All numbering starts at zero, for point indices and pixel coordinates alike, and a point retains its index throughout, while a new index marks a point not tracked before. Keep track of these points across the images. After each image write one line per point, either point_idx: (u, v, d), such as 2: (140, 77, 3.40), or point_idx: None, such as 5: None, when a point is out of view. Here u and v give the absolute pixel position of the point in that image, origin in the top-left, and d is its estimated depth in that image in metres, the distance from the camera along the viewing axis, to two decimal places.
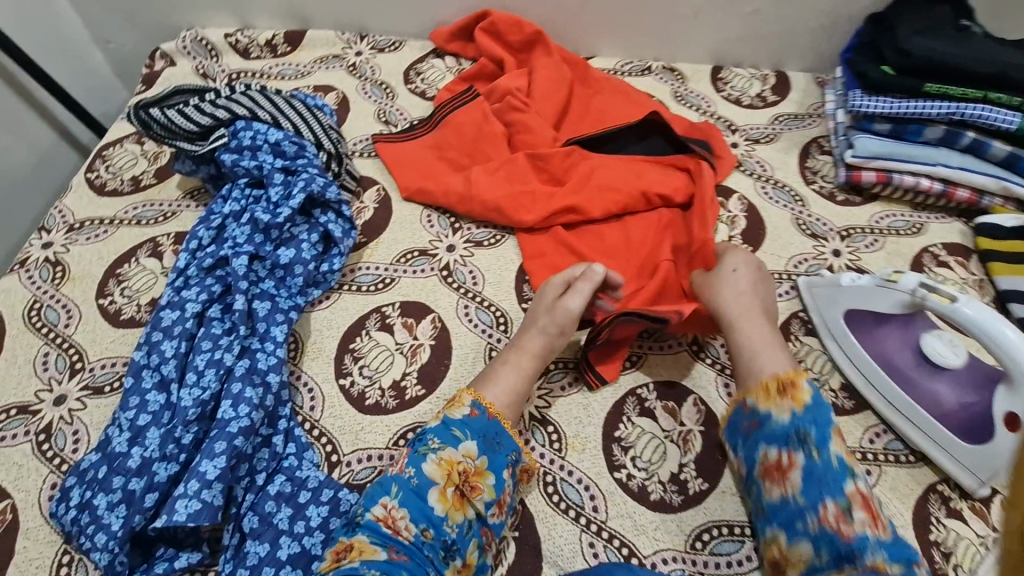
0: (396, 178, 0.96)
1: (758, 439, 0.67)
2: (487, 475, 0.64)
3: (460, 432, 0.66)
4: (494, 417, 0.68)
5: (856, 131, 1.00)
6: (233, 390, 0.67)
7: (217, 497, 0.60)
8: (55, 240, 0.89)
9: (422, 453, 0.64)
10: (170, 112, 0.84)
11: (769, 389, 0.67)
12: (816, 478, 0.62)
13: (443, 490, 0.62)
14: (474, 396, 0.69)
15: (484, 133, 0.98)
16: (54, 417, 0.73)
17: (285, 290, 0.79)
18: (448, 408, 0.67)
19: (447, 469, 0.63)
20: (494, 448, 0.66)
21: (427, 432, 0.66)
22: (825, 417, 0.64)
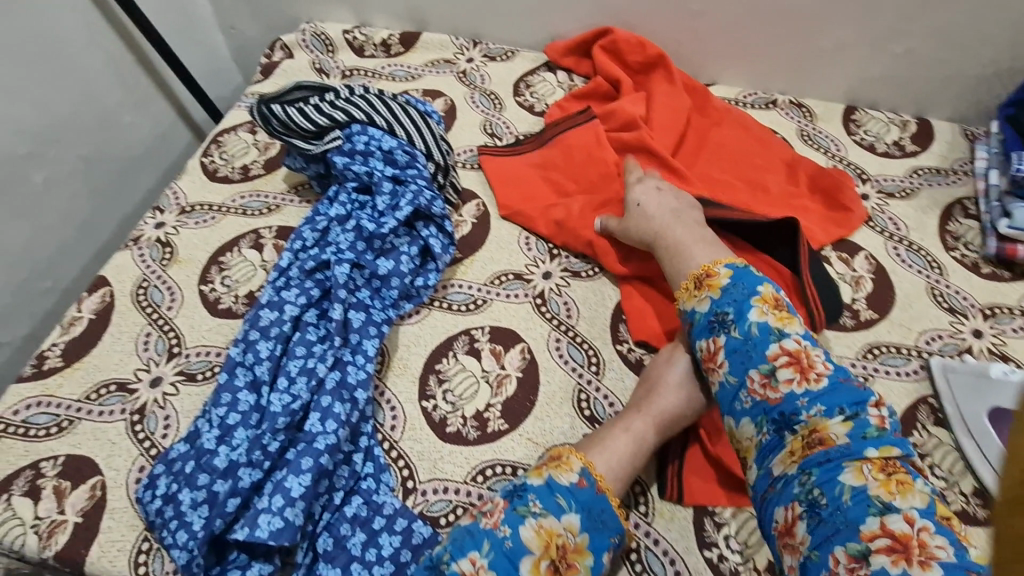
0: (498, 195, 0.92)
1: (693, 336, 0.69)
2: (586, 555, 0.57)
3: (564, 500, 0.59)
4: (602, 492, 0.61)
5: (1014, 198, 0.91)
6: (322, 403, 0.66)
7: (298, 517, 0.59)
8: (166, 221, 0.91)
9: (520, 514, 0.57)
10: (290, 109, 0.84)
11: (691, 285, 0.72)
12: (740, 353, 0.64)
13: (539, 562, 0.55)
14: (583, 463, 0.62)
15: (596, 160, 0.93)
16: (148, 399, 0.74)
17: (379, 302, 0.78)
18: (554, 469, 0.61)
19: (546, 540, 0.56)
20: (599, 527, 0.59)
21: (529, 490, 0.59)
22: (743, 293, 0.67)
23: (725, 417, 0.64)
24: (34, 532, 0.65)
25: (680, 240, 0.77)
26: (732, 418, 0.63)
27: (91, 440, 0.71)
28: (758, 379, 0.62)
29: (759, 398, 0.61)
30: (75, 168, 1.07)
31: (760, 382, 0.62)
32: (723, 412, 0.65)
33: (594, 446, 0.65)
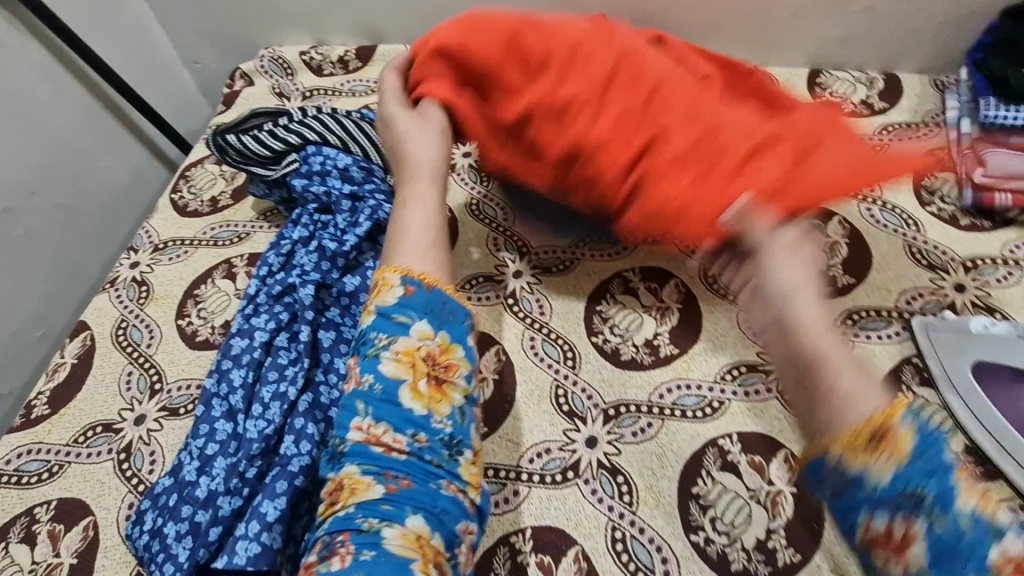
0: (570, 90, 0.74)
1: (858, 500, 0.45)
2: (454, 349, 0.56)
3: (404, 315, 0.56)
4: (433, 289, 0.57)
5: (986, 143, 0.89)
6: (296, 426, 0.67)
7: (276, 540, 0.59)
8: (141, 260, 0.93)
9: (373, 357, 0.55)
10: (245, 138, 0.85)
11: (856, 437, 0.46)
12: (947, 557, 0.42)
13: (415, 386, 0.54)
14: (400, 273, 0.58)
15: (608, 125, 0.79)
16: (133, 437, 0.76)
17: (350, 319, 0.77)
18: (377, 298, 0.57)
19: (409, 362, 0.55)
20: (448, 319, 0.57)
21: (367, 332, 0.56)
22: (936, 466, 0.44)
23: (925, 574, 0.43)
24: None
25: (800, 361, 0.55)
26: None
27: (81, 482, 0.72)
28: None
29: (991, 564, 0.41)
30: (54, 217, 1.09)
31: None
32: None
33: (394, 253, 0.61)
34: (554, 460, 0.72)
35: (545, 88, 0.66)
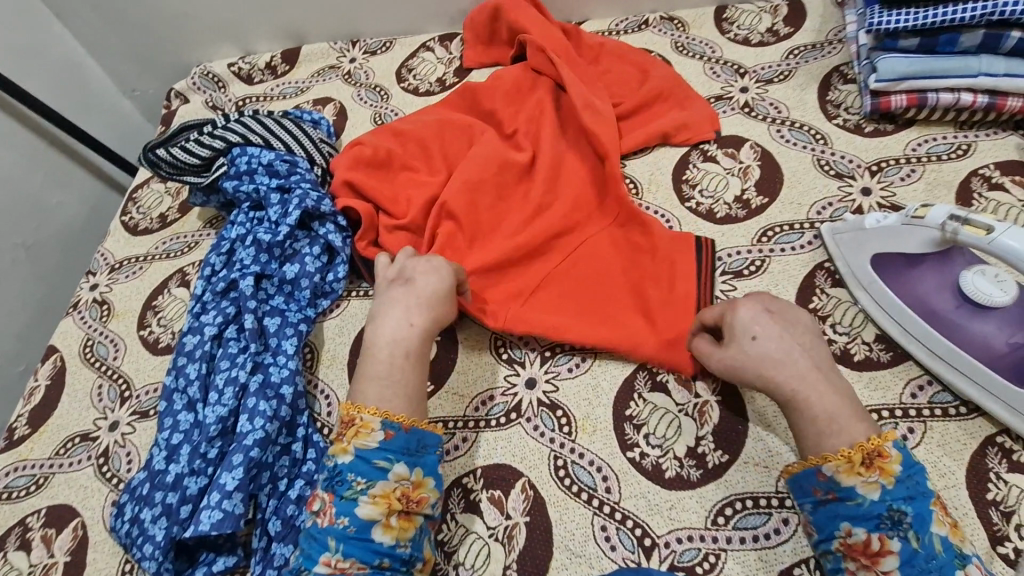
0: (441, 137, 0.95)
1: (841, 514, 0.56)
2: (426, 484, 0.63)
3: (381, 460, 0.62)
4: (410, 429, 0.64)
5: (879, 52, 0.89)
6: (249, 405, 0.72)
7: (237, 506, 0.65)
8: (100, 281, 0.98)
9: (349, 498, 0.60)
10: (174, 150, 0.90)
11: (854, 458, 0.56)
12: (917, 566, 0.53)
13: (386, 522, 0.60)
14: (380, 416, 0.64)
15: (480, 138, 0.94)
16: (109, 442, 0.81)
17: (295, 304, 0.83)
18: (357, 440, 0.62)
19: (385, 503, 0.60)
20: (422, 456, 0.64)
21: (345, 472, 0.61)
22: (919, 492, 0.55)
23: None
24: None
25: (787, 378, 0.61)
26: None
27: (66, 489, 0.78)
28: None
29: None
30: (17, 256, 1.14)
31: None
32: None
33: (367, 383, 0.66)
34: (498, 405, 0.76)
35: (426, 190, 0.90)
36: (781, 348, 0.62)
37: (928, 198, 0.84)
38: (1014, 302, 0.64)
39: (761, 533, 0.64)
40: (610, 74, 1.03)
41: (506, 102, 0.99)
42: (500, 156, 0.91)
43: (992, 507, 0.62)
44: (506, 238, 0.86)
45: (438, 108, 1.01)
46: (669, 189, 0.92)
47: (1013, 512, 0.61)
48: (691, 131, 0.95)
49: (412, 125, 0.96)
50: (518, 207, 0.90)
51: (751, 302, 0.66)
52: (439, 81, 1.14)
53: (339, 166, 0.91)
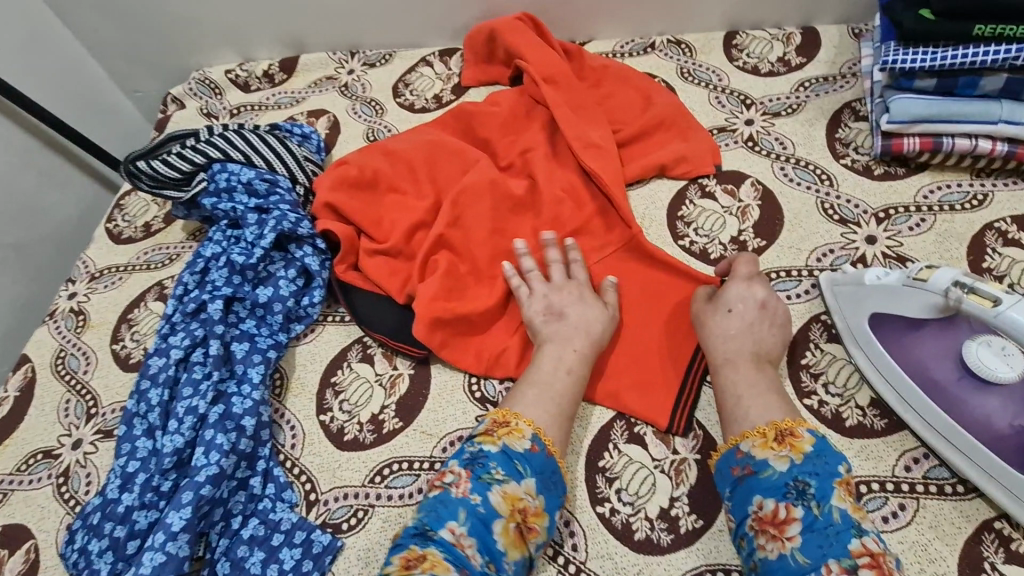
0: (430, 158, 0.92)
1: (753, 487, 0.60)
2: (544, 517, 0.61)
3: (522, 465, 0.62)
4: (552, 456, 0.64)
5: (893, 91, 0.84)
6: (206, 437, 0.69)
7: (182, 548, 0.62)
8: (78, 290, 0.96)
9: (485, 482, 0.61)
10: (155, 163, 0.88)
11: (766, 433, 0.62)
12: (818, 533, 0.55)
13: (506, 525, 0.59)
14: (534, 429, 0.65)
15: (470, 163, 0.91)
16: (71, 461, 0.79)
17: (266, 328, 0.81)
18: (508, 437, 0.64)
19: (511, 504, 0.60)
20: (550, 489, 0.63)
21: (489, 458, 0.62)
22: (827, 469, 0.58)
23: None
24: None
25: (730, 357, 0.69)
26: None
27: (23, 508, 0.76)
28: (835, 570, 0.53)
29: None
30: (5, 256, 1.13)
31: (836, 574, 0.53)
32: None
33: (529, 386, 0.70)
34: None
35: (410, 214, 0.87)
36: (745, 327, 0.70)
37: (936, 251, 0.79)
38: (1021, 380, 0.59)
39: None
40: (613, 103, 0.99)
41: (502, 132, 0.96)
42: (489, 183, 0.88)
43: None
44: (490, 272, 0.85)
45: (428, 129, 0.99)
46: (663, 225, 0.88)
47: None
48: (690, 162, 0.91)
49: (402, 145, 0.93)
50: (501, 241, 0.87)
51: (756, 286, 0.73)
52: (436, 97, 1.11)
53: (321, 186, 0.88)
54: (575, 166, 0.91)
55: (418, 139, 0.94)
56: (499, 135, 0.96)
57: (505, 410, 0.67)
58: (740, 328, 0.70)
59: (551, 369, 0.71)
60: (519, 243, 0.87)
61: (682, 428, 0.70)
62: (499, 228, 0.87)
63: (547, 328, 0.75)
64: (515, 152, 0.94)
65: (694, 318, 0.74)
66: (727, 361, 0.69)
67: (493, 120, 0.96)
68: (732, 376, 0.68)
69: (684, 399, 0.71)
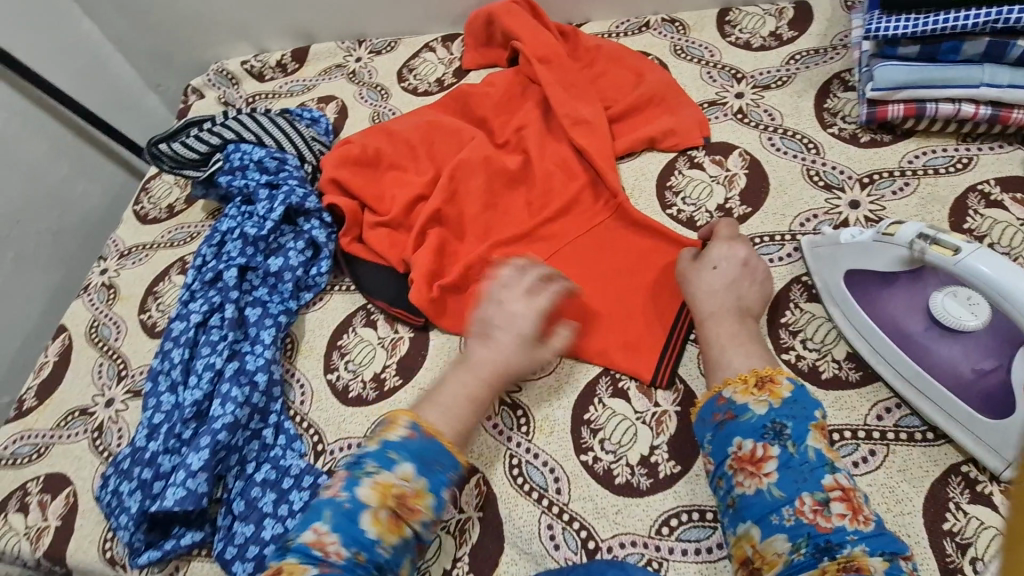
0: (428, 140, 0.97)
1: (733, 430, 0.63)
2: (427, 497, 0.58)
3: (396, 452, 0.59)
4: (432, 438, 0.61)
5: (879, 59, 0.86)
6: (223, 391, 0.76)
7: (201, 485, 0.69)
8: (109, 266, 1.04)
9: (356, 477, 0.58)
10: (175, 145, 0.95)
11: (747, 380, 0.65)
12: (793, 469, 0.59)
13: (377, 514, 0.57)
14: (411, 416, 0.62)
15: (465, 141, 0.96)
16: (104, 417, 0.87)
17: (278, 296, 0.87)
18: (382, 429, 0.61)
19: (382, 494, 0.57)
20: (435, 469, 0.60)
21: (364, 454, 0.60)
22: (804, 412, 0.61)
23: (749, 523, 0.59)
24: (27, 538, 0.79)
25: (714, 310, 0.72)
26: (761, 529, 0.58)
27: (63, 458, 0.84)
28: (809, 502, 0.57)
29: (806, 520, 0.56)
30: (43, 239, 1.21)
31: (809, 506, 0.57)
32: (749, 518, 0.59)
33: (427, 404, 0.66)
34: None
35: (409, 189, 0.93)
36: (729, 283, 0.73)
37: (919, 213, 0.80)
38: (988, 326, 0.61)
39: (704, 547, 0.64)
40: (605, 81, 1.02)
41: (497, 112, 1.01)
42: (482, 160, 0.93)
43: (947, 537, 0.60)
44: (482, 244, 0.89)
45: (426, 111, 1.04)
46: (652, 194, 0.91)
47: (969, 544, 0.59)
48: (679, 136, 0.94)
49: (403, 127, 0.99)
50: (495, 215, 0.91)
51: (739, 247, 0.76)
52: (438, 81, 1.16)
53: (327, 165, 0.94)
54: (565, 142, 0.95)
55: (417, 121, 0.99)
56: (494, 117, 1.01)
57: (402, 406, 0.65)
58: (723, 284, 0.73)
59: (458, 393, 0.68)
60: (509, 216, 0.91)
61: (665, 382, 0.74)
62: (493, 204, 0.92)
63: (474, 352, 0.72)
64: (509, 132, 0.98)
65: (680, 276, 0.77)
66: (711, 314, 0.72)
67: (489, 102, 1.01)
68: (715, 327, 0.71)
69: (668, 355, 0.75)
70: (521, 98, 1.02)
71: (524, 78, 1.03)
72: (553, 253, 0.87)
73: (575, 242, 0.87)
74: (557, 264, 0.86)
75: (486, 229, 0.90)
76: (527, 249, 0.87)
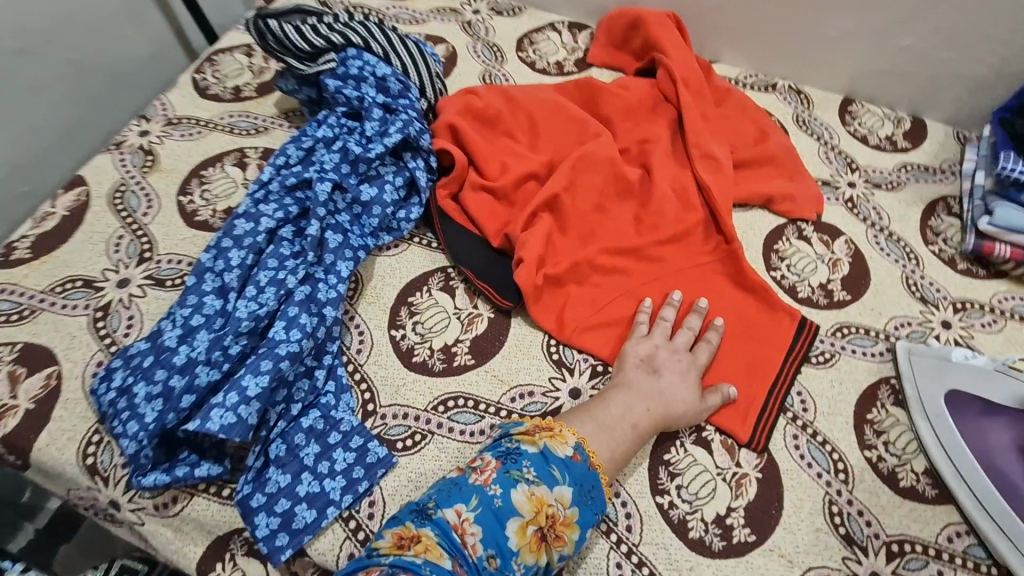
0: (551, 119, 0.91)
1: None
2: (574, 529, 0.59)
3: (558, 471, 0.61)
4: (595, 469, 0.62)
5: (997, 198, 0.91)
6: (288, 313, 0.66)
7: (252, 416, 0.59)
8: (152, 130, 0.90)
9: (513, 477, 0.59)
10: (287, 27, 0.83)
11: None
12: None
13: (525, 525, 0.57)
14: (578, 438, 0.64)
15: (590, 134, 0.90)
16: (113, 298, 0.73)
17: (358, 229, 0.78)
18: (550, 440, 0.62)
19: (537, 506, 0.58)
20: (587, 503, 0.61)
21: (523, 455, 0.61)
22: None
23: None
24: None
25: None
26: None
27: (51, 331, 0.70)
28: None
29: None
30: (64, 73, 1.01)
31: None
32: None
33: (588, 419, 0.67)
34: (536, 403, 0.72)
35: (525, 163, 0.86)
36: None
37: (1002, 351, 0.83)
38: None
39: None
40: (728, 126, 1.00)
41: (623, 117, 0.97)
42: (607, 160, 0.87)
43: None
44: (584, 245, 0.83)
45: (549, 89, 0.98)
46: (759, 252, 0.90)
47: None
48: (796, 203, 0.93)
49: (527, 96, 0.92)
50: (603, 220, 0.86)
51: None
52: (558, 64, 1.10)
53: (447, 109, 0.87)
54: (686, 171, 0.92)
55: (544, 96, 0.93)
56: (619, 120, 0.96)
57: (561, 424, 0.67)
58: None
59: (620, 415, 0.67)
60: (617, 225, 0.86)
61: (760, 445, 0.71)
62: (605, 208, 0.86)
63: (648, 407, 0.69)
64: (632, 141, 0.94)
65: None
66: None
67: (618, 104, 0.96)
68: None
69: (764, 419, 0.73)
70: (649, 112, 0.98)
71: (657, 94, 0.99)
72: (657, 276, 0.83)
73: (678, 274, 0.83)
74: (657, 291, 0.82)
75: (591, 232, 0.84)
76: (630, 265, 0.83)
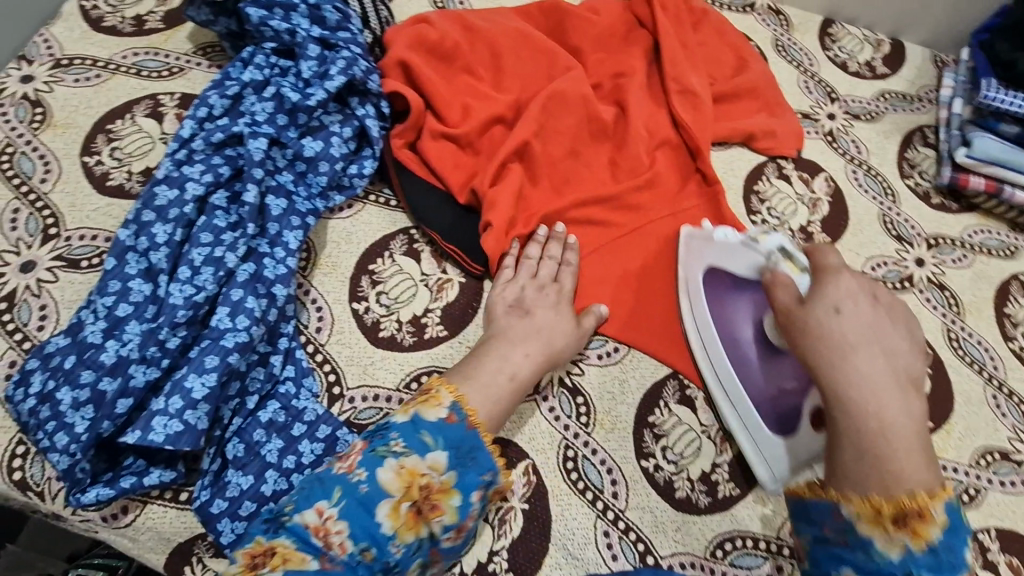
0: (516, 51, 0.80)
1: (845, 558, 0.51)
2: (452, 494, 0.55)
3: (429, 437, 0.55)
4: (472, 428, 0.57)
5: (975, 128, 0.88)
6: (232, 297, 0.59)
7: (201, 421, 0.54)
8: (37, 74, 0.74)
9: (379, 455, 0.54)
10: None
11: (880, 509, 0.49)
12: None
13: (397, 505, 0.53)
14: (454, 398, 0.58)
15: (561, 68, 0.80)
16: (19, 285, 0.63)
17: (305, 189, 0.68)
18: (420, 407, 0.57)
19: (407, 481, 0.54)
20: (467, 464, 0.56)
21: (391, 429, 0.56)
22: (949, 561, 0.48)
23: None
24: None
25: (844, 394, 0.51)
26: None
27: None
28: None
29: None
30: None
31: None
32: None
33: (465, 375, 0.61)
34: None
35: (490, 104, 0.76)
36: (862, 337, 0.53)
37: (971, 287, 0.84)
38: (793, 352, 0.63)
39: None
40: (706, 54, 0.91)
41: (596, 48, 0.87)
42: (580, 98, 0.78)
43: None
44: (559, 196, 0.76)
45: (512, 15, 0.86)
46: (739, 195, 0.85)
47: None
48: (777, 140, 0.88)
49: (487, 24, 0.80)
50: (578, 166, 0.78)
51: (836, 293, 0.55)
52: None
53: (397, 42, 0.75)
54: (664, 109, 0.84)
55: (507, 24, 0.81)
56: (590, 51, 0.86)
57: (438, 381, 0.61)
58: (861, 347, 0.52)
59: (494, 368, 0.62)
60: (593, 172, 0.78)
61: None
62: (578, 152, 0.78)
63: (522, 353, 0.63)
64: (606, 75, 0.85)
65: (801, 331, 0.55)
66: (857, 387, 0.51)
67: (589, 31, 0.86)
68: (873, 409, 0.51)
69: None
70: (622, 40, 0.88)
71: (631, 21, 0.89)
72: (636, 226, 0.77)
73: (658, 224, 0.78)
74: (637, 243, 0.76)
75: (565, 181, 0.77)
76: (609, 215, 0.76)
